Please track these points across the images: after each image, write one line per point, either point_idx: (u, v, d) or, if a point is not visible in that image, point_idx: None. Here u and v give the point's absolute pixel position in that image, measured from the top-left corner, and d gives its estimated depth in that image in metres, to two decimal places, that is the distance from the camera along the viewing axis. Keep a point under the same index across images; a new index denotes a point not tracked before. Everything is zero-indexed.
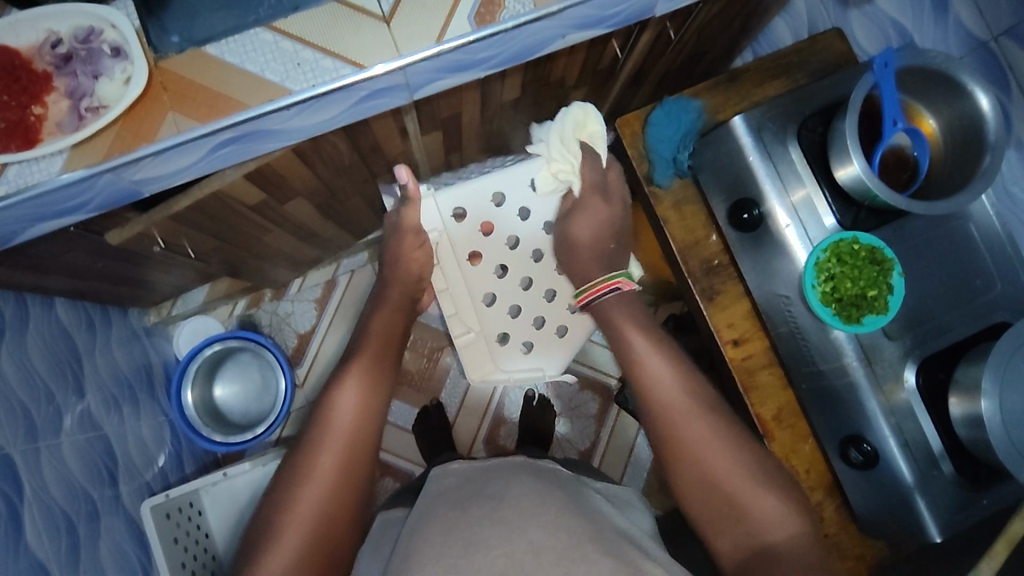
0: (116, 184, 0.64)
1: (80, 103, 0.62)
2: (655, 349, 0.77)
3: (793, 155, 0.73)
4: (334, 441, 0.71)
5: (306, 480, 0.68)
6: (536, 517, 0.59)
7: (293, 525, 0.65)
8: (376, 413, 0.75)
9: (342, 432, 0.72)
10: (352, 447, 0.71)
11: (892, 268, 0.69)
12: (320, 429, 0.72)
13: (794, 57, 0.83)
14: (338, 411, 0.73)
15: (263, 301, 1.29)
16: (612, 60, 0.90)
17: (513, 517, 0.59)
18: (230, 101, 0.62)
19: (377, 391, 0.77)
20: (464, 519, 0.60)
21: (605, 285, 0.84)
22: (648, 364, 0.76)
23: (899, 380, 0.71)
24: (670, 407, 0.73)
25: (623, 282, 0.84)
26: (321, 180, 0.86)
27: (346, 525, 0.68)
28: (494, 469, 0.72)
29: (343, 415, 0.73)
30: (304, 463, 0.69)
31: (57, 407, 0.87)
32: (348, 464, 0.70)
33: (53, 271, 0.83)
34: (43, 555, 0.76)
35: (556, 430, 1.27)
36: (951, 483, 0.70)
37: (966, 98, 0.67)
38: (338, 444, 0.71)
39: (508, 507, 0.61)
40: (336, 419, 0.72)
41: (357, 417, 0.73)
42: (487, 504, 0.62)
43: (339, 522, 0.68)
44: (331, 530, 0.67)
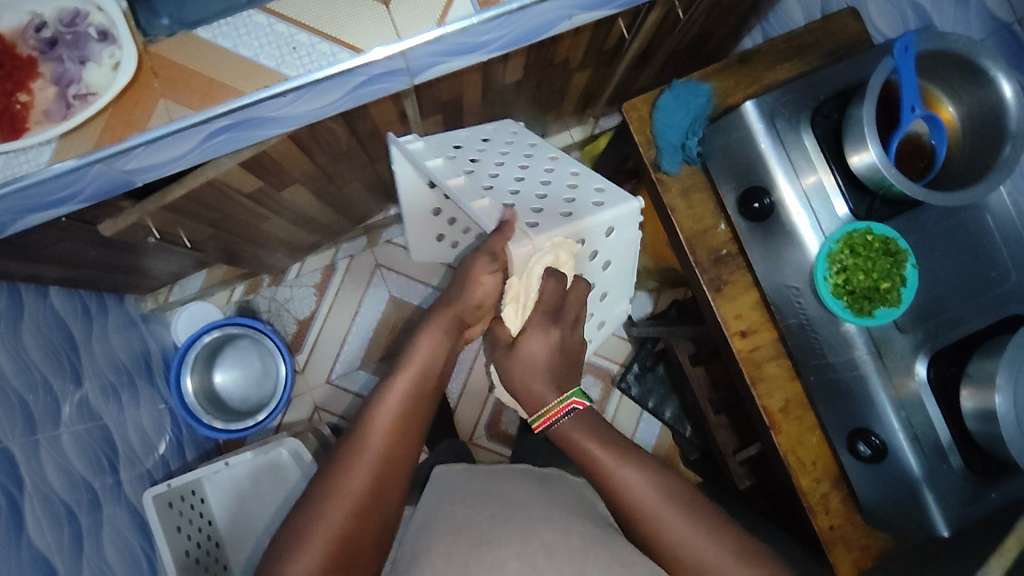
0: (108, 174, 0.62)
1: (68, 91, 0.59)
2: (629, 461, 0.60)
3: (806, 141, 0.71)
4: (369, 450, 0.57)
5: (332, 492, 0.55)
6: (549, 520, 0.58)
7: (308, 548, 0.53)
8: (416, 426, 0.60)
9: (378, 442, 0.57)
10: (391, 459, 0.57)
11: (905, 259, 0.68)
12: (357, 433, 0.58)
13: (807, 38, 0.81)
14: (377, 414, 0.58)
15: (261, 286, 1.28)
16: (617, 41, 0.87)
17: (522, 519, 0.58)
18: (224, 88, 0.60)
19: (429, 385, 0.61)
20: (474, 521, 0.59)
21: (558, 409, 0.62)
22: (620, 483, 0.59)
23: (909, 372, 0.70)
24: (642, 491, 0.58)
25: (578, 402, 0.62)
26: (319, 166, 0.84)
27: (369, 557, 0.55)
28: (499, 470, 0.71)
29: (381, 421, 0.58)
30: (336, 466, 0.57)
31: (55, 397, 0.86)
32: (382, 476, 0.56)
33: (47, 261, 0.82)
34: (45, 547, 0.75)
35: None
36: (960, 476, 0.69)
37: (988, 84, 0.65)
38: (372, 450, 0.57)
39: (518, 510, 0.60)
40: (375, 420, 0.58)
41: (397, 425, 0.58)
42: (497, 506, 0.61)
43: (362, 550, 0.55)
44: (355, 550, 0.55)
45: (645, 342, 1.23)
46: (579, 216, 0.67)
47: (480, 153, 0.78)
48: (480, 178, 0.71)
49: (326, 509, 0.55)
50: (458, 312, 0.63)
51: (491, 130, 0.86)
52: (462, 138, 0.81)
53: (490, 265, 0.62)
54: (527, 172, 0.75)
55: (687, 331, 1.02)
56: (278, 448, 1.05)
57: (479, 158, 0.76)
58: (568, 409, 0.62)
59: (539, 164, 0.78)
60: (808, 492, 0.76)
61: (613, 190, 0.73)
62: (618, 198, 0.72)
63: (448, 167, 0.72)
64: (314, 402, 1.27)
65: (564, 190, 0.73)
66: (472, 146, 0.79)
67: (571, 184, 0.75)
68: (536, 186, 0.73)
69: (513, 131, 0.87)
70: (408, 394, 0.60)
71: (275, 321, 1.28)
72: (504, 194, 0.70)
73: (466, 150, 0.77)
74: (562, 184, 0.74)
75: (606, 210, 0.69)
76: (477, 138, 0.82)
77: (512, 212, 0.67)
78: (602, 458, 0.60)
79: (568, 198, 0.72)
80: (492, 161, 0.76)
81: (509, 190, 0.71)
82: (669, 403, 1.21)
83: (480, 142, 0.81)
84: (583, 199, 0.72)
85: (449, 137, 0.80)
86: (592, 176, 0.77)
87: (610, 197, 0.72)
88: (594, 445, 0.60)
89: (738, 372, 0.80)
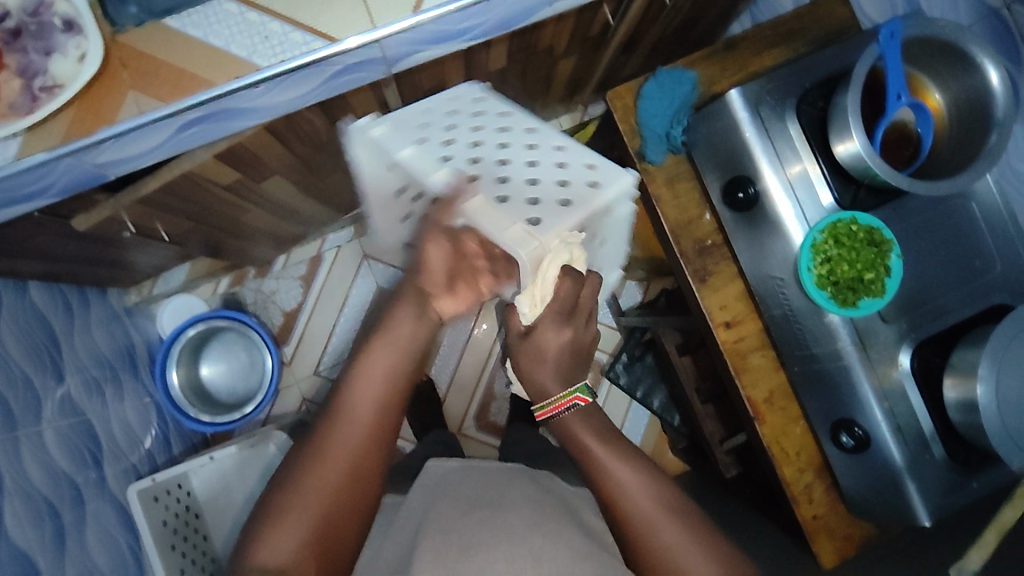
0: (78, 168, 0.61)
1: (33, 83, 0.58)
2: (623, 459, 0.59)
3: (792, 130, 0.70)
4: (347, 433, 0.56)
5: (316, 465, 0.56)
6: (540, 526, 0.56)
7: (291, 518, 0.54)
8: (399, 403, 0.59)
9: (360, 416, 0.56)
10: (375, 431, 0.57)
11: (890, 250, 0.68)
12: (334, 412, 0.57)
13: (794, 23, 0.79)
14: (352, 398, 0.57)
15: (247, 278, 1.27)
16: (602, 27, 0.85)
17: (514, 523, 0.57)
18: (195, 79, 0.59)
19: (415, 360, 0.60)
20: (464, 520, 0.59)
21: (563, 403, 0.61)
22: (615, 482, 0.58)
23: (892, 363, 0.70)
24: (635, 486, 0.58)
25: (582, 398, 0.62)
26: (299, 157, 0.83)
27: (352, 529, 0.57)
28: (491, 467, 0.70)
29: (364, 397, 0.57)
30: (319, 438, 0.56)
31: (36, 393, 0.85)
32: (364, 451, 0.56)
33: (24, 256, 0.81)
34: (27, 545, 0.74)
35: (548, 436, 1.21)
36: (941, 466, 0.69)
37: (975, 71, 0.64)
38: (354, 425, 0.56)
39: (510, 513, 0.58)
40: (357, 395, 0.57)
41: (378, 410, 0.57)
42: (489, 509, 0.60)
43: (345, 523, 0.56)
44: (337, 522, 0.56)
45: (633, 332, 1.23)
46: (582, 205, 0.59)
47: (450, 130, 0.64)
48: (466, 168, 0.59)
49: (307, 482, 0.55)
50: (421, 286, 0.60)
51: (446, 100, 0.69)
52: (418, 119, 0.65)
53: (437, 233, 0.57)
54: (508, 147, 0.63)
55: (675, 321, 1.02)
56: (266, 442, 1.05)
57: (451, 136, 0.63)
58: (571, 404, 0.62)
59: (520, 133, 0.64)
60: (791, 482, 0.76)
61: (605, 165, 0.63)
62: (613, 171, 0.62)
63: (427, 151, 0.60)
64: (302, 393, 1.27)
65: (553, 170, 0.62)
66: (434, 123, 0.65)
67: (561, 160, 0.63)
68: (524, 168, 0.62)
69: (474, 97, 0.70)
70: (393, 369, 0.58)
71: (261, 313, 1.27)
72: (495, 184, 0.60)
73: (433, 132, 0.64)
74: (551, 161, 0.62)
75: (606, 193, 0.60)
76: (437, 113, 0.66)
77: (507, 210, 0.58)
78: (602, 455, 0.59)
79: (561, 181, 0.62)
80: (465, 140, 0.63)
81: (499, 178, 0.60)
82: (657, 392, 1.20)
83: (445, 118, 0.66)
84: (575, 181, 0.62)
85: (403, 115, 0.65)
86: (579, 148, 0.64)
87: (604, 173, 0.62)
88: (596, 441, 0.60)
89: (722, 363, 0.79)
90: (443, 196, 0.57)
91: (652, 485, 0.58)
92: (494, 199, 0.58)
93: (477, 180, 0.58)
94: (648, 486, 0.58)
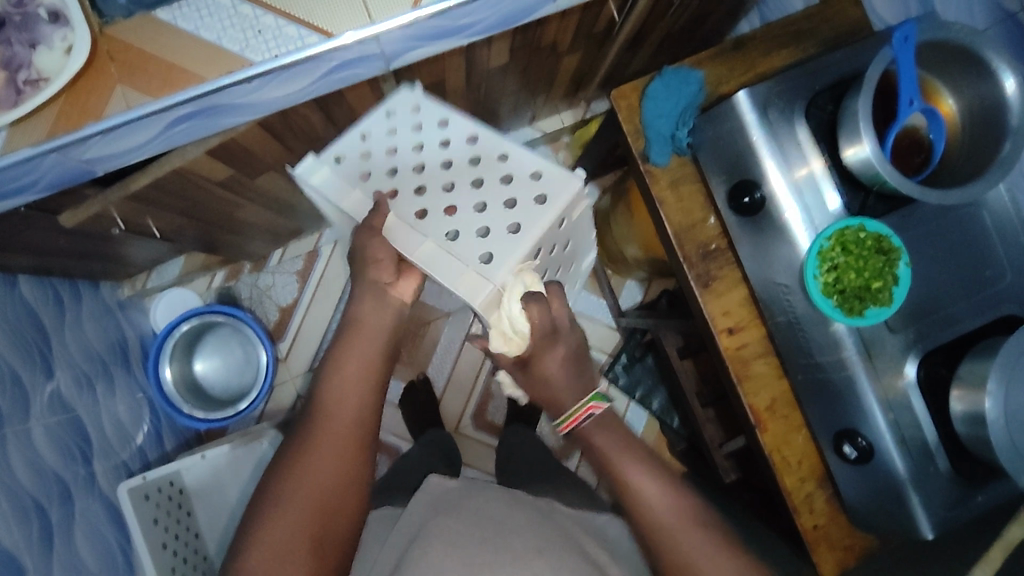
0: (65, 164, 0.59)
1: (17, 76, 0.56)
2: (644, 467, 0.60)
3: (800, 134, 0.68)
4: (332, 423, 0.58)
5: (302, 463, 0.57)
6: (543, 554, 0.55)
7: (285, 517, 0.55)
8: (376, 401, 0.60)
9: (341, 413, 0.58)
10: (357, 427, 0.58)
11: (898, 258, 0.66)
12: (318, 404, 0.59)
13: (804, 24, 0.77)
14: (336, 385, 0.59)
15: (242, 273, 1.25)
16: (608, 23, 0.83)
17: (516, 548, 0.55)
18: (185, 73, 0.57)
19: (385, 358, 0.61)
20: (468, 534, 0.57)
21: (581, 413, 0.60)
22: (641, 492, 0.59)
23: (899, 372, 0.68)
24: (648, 487, 0.59)
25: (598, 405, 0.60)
26: (295, 153, 0.81)
27: (345, 521, 0.57)
28: (487, 489, 0.69)
29: (342, 394, 0.58)
30: (303, 440, 0.58)
31: (24, 390, 0.84)
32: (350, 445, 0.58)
33: (13, 250, 0.79)
34: (13, 546, 0.73)
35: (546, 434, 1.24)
36: (946, 478, 0.68)
37: (990, 76, 0.62)
38: (337, 422, 0.58)
39: (510, 536, 0.57)
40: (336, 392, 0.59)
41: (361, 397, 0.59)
42: (489, 529, 0.58)
43: (336, 515, 0.57)
44: (331, 511, 0.56)
45: (634, 333, 1.22)
46: (530, 232, 0.58)
47: (396, 156, 0.65)
48: (411, 206, 0.61)
49: (297, 481, 0.56)
50: (372, 278, 0.61)
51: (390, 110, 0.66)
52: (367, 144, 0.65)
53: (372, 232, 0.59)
54: (451, 171, 0.63)
55: (675, 324, 1.01)
56: (259, 442, 1.04)
57: (397, 166, 0.64)
58: (589, 412, 0.60)
59: (465, 150, 0.64)
60: (792, 491, 0.75)
61: (552, 170, 0.61)
62: (557, 180, 0.60)
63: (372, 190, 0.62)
64: (297, 391, 1.25)
65: (500, 185, 0.61)
66: (380, 145, 0.65)
67: (507, 174, 0.62)
68: (469, 190, 0.61)
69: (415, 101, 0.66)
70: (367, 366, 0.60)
71: (256, 308, 1.26)
72: (442, 218, 0.60)
73: (376, 161, 0.65)
74: (496, 177, 0.62)
75: (550, 212, 0.58)
76: (382, 132, 0.66)
77: (457, 245, 0.58)
78: (620, 453, 0.61)
79: (508, 202, 0.60)
80: (411, 167, 0.64)
81: (444, 208, 0.61)
82: (658, 393, 1.20)
83: (392, 138, 0.65)
84: (525, 195, 0.60)
85: (353, 139, 0.65)
86: (527, 153, 0.62)
87: (552, 181, 0.60)
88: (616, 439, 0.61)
89: (724, 370, 0.78)
90: (393, 242, 0.59)
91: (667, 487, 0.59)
92: (441, 233, 0.59)
93: (425, 215, 0.61)
94: (660, 488, 0.59)
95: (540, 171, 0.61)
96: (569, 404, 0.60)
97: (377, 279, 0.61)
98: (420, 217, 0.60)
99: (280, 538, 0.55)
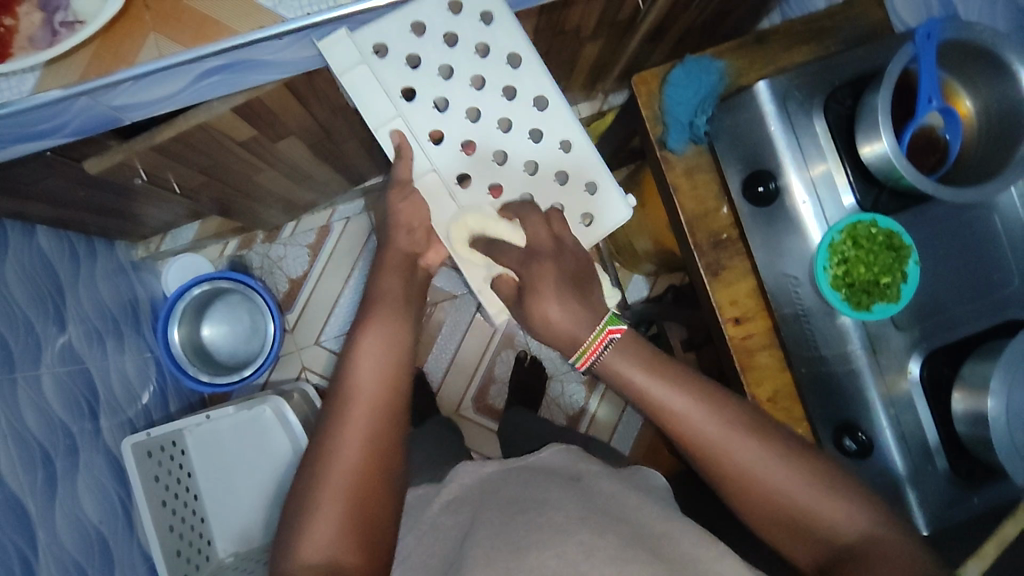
0: (94, 109, 0.60)
1: (53, 18, 0.57)
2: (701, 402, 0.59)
3: (817, 127, 0.68)
4: (354, 407, 0.60)
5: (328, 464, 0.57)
6: (586, 522, 0.53)
7: (322, 513, 0.56)
8: (402, 394, 0.62)
9: (363, 399, 0.60)
10: (380, 410, 0.60)
11: (909, 255, 0.66)
12: (340, 401, 0.60)
13: (827, 21, 0.78)
14: (356, 377, 0.61)
15: (255, 243, 1.26)
16: (632, 11, 0.84)
17: (558, 520, 0.54)
18: (218, 26, 0.58)
19: (404, 349, 0.64)
20: (512, 522, 0.55)
21: (598, 343, 0.61)
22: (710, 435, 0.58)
23: (902, 371, 0.69)
24: (712, 432, 0.58)
25: (614, 329, 0.62)
26: (317, 121, 0.82)
27: (384, 503, 0.58)
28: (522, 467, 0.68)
29: (360, 390, 0.61)
30: (325, 426, 0.60)
31: (35, 338, 0.85)
32: (375, 426, 0.59)
33: (33, 198, 0.80)
34: (18, 488, 0.74)
35: (549, 392, 1.29)
36: (944, 478, 0.69)
37: (1008, 79, 0.62)
38: (362, 404, 0.60)
39: (551, 514, 0.55)
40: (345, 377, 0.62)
41: (383, 381, 0.61)
42: (531, 511, 0.56)
43: (373, 499, 0.57)
44: (367, 495, 0.57)
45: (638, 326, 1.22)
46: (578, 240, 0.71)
47: (450, 82, 0.67)
48: (454, 162, 0.68)
49: (320, 479, 0.57)
50: (402, 251, 0.69)
51: (459, 10, 0.66)
52: (420, 46, 0.66)
53: (404, 193, 0.68)
54: (505, 135, 0.69)
55: (682, 315, 1.02)
56: (263, 407, 1.05)
57: (448, 95, 0.68)
58: (605, 341, 0.61)
59: (525, 116, 0.69)
60: None
61: (606, 189, 0.70)
62: (605, 198, 0.70)
63: (417, 126, 0.67)
64: (303, 362, 1.26)
65: (549, 182, 0.70)
66: (436, 57, 0.66)
67: (559, 168, 0.70)
68: (517, 172, 0.69)
69: (488, 7, 0.66)
70: (380, 356, 0.62)
71: (266, 279, 1.27)
72: (485, 196, 0.69)
73: (429, 88, 0.67)
74: (550, 169, 0.69)
75: (589, 232, 0.70)
76: (439, 37, 0.66)
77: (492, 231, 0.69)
78: (692, 409, 0.59)
79: (557, 203, 0.70)
80: (464, 105, 0.68)
81: (489, 183, 0.69)
82: None
83: (450, 54, 0.66)
84: (573, 204, 0.70)
85: (406, 33, 0.65)
86: (586, 154, 0.70)
87: (600, 200, 0.70)
88: (687, 398, 0.59)
89: (729, 360, 0.78)
90: (426, 196, 0.69)
91: (731, 429, 0.58)
92: (480, 215, 0.69)
93: (468, 183, 0.69)
94: (721, 434, 0.58)
95: (595, 181, 0.70)
96: (585, 336, 0.61)
97: (406, 249, 0.69)
98: (466, 185, 0.69)
99: (332, 536, 0.55)
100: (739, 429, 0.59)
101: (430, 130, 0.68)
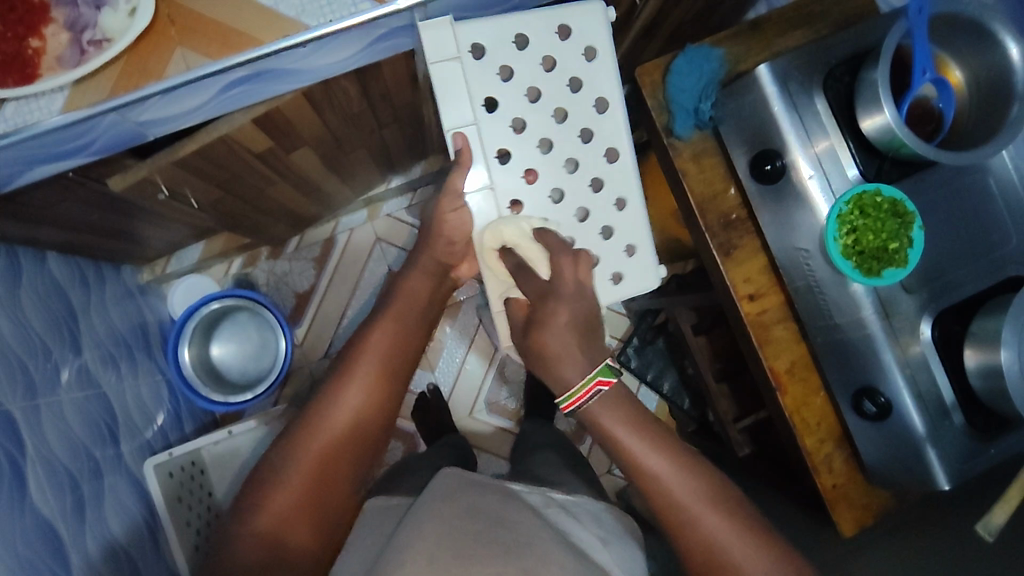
0: (120, 126, 0.60)
1: (82, 36, 0.58)
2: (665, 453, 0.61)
3: (818, 105, 0.72)
4: (349, 390, 0.63)
5: (309, 436, 0.61)
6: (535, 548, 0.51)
7: (288, 482, 0.60)
8: (395, 390, 0.65)
9: (360, 383, 0.63)
10: (373, 400, 0.63)
11: (913, 221, 0.70)
12: (339, 376, 0.64)
13: (817, 5, 0.81)
14: (359, 360, 0.64)
15: (260, 259, 1.26)
16: (629, 6, 0.87)
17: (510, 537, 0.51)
18: (242, 36, 0.59)
19: (411, 333, 0.68)
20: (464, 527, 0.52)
21: (585, 392, 0.61)
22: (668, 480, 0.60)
23: (915, 333, 0.72)
24: (680, 493, 0.59)
25: (604, 381, 0.61)
26: (329, 129, 0.83)
27: (345, 487, 0.62)
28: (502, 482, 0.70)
29: (360, 374, 0.64)
30: (322, 400, 0.63)
31: (54, 364, 0.84)
32: (365, 417, 0.63)
33: (47, 222, 0.80)
34: (49, 513, 0.73)
35: None
36: (962, 432, 0.72)
37: (996, 47, 0.66)
38: (356, 391, 0.63)
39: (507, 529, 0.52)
40: (357, 362, 0.64)
41: (380, 371, 0.64)
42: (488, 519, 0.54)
43: (338, 480, 0.62)
44: (329, 480, 0.61)
45: (645, 317, 1.25)
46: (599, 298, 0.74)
47: (534, 105, 0.69)
48: (506, 174, 0.70)
49: (301, 454, 0.61)
50: (427, 247, 0.72)
51: (565, 38, 0.69)
52: (516, 58, 0.68)
53: (456, 202, 0.69)
54: (568, 174, 0.72)
55: (690, 299, 1.04)
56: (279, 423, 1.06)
57: (527, 117, 0.70)
58: (592, 392, 0.61)
59: (594, 162, 0.73)
60: (812, 452, 0.78)
61: (644, 255, 0.75)
62: (640, 261, 0.76)
63: (485, 135, 0.69)
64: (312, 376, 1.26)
65: (595, 235, 0.74)
66: (528, 76, 0.68)
67: (609, 224, 0.74)
68: (568, 216, 0.72)
69: (591, 45, 0.70)
70: (383, 343, 0.66)
71: (274, 294, 1.27)
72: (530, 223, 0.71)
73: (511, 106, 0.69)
74: (600, 223, 0.73)
75: (619, 290, 0.75)
76: (538, 58, 0.68)
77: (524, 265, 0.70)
78: (666, 472, 0.60)
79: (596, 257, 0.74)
80: (539, 134, 0.70)
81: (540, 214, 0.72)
82: (668, 375, 1.23)
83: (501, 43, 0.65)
84: (612, 263, 0.74)
85: (506, 44, 0.67)
86: (636, 217, 0.74)
87: (635, 263, 0.76)
88: (662, 460, 0.60)
89: (744, 336, 0.81)
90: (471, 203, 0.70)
91: (700, 501, 0.59)
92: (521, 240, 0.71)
93: (518, 208, 0.71)
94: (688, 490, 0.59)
95: (635, 249, 0.75)
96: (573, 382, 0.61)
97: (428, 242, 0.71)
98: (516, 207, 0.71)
99: (286, 506, 0.59)
100: (711, 497, 0.59)
101: (498, 146, 0.69)
